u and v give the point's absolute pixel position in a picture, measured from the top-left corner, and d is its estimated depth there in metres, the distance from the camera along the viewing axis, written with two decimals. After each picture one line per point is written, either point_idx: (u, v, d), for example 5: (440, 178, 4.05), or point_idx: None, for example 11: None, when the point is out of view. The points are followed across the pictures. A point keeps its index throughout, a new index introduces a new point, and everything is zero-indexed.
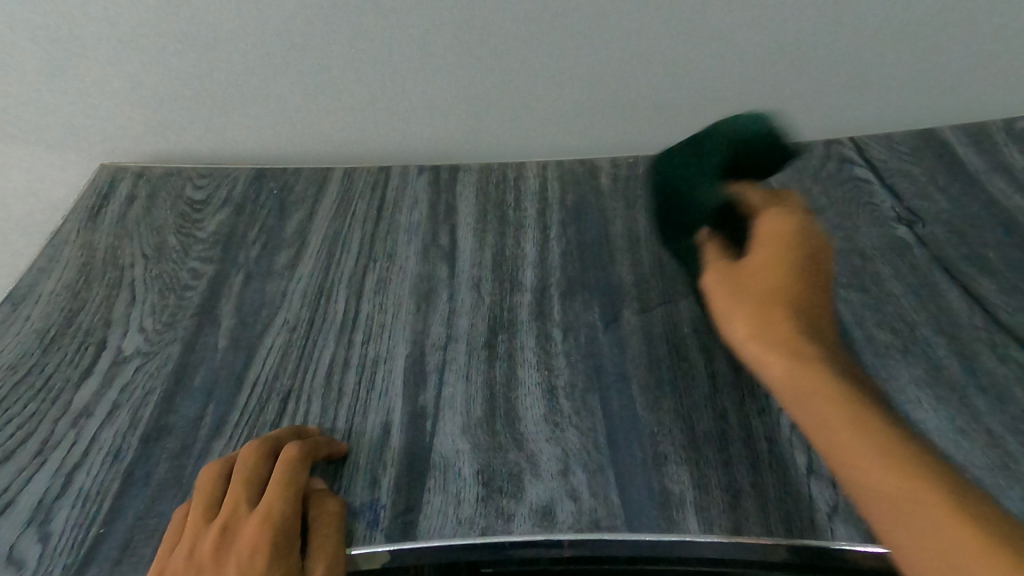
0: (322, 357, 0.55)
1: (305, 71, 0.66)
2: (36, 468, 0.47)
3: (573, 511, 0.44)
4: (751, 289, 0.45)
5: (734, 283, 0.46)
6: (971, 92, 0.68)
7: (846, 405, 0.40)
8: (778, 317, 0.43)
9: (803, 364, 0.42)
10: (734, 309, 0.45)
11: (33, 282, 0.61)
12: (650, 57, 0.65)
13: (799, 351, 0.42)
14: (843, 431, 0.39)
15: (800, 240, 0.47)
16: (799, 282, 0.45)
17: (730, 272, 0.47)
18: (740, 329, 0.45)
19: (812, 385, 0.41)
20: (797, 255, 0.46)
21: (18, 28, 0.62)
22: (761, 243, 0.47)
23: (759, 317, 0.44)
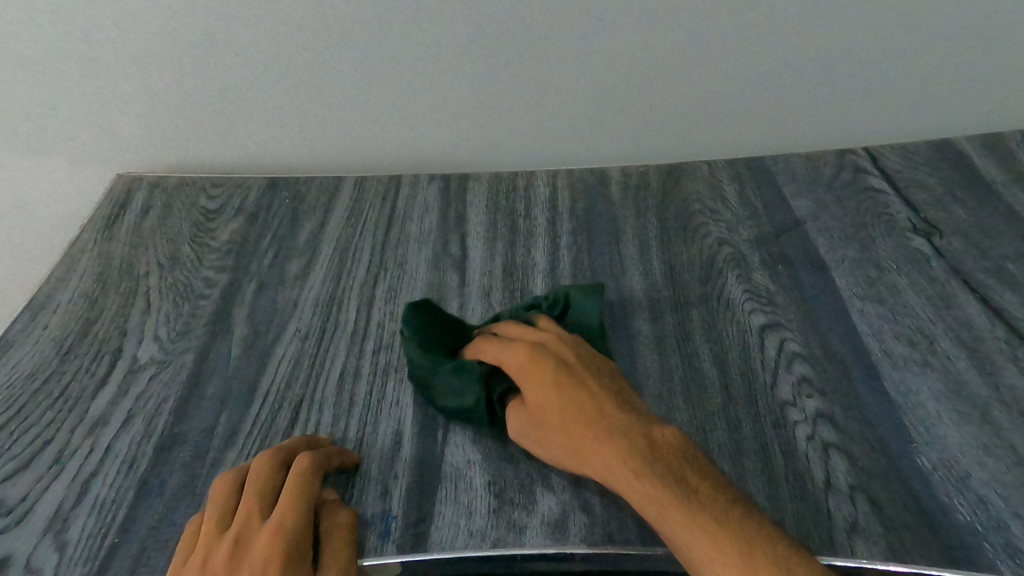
0: (334, 366, 0.55)
1: (320, 82, 0.66)
2: (53, 477, 0.48)
3: (585, 524, 0.44)
4: (542, 418, 0.46)
5: (530, 421, 0.47)
6: (988, 101, 0.67)
7: (669, 501, 0.40)
8: (577, 434, 0.45)
9: (618, 472, 0.42)
10: (543, 447, 0.46)
11: (51, 290, 0.62)
12: (662, 67, 0.65)
13: (611, 461, 0.43)
14: (675, 534, 0.40)
15: (542, 350, 0.48)
16: (572, 387, 0.46)
17: (525, 415, 0.47)
18: (562, 460, 0.45)
19: (633, 492, 0.42)
20: (550, 366, 0.47)
21: (36, 37, 0.63)
22: (519, 375, 0.48)
23: (564, 442, 0.45)
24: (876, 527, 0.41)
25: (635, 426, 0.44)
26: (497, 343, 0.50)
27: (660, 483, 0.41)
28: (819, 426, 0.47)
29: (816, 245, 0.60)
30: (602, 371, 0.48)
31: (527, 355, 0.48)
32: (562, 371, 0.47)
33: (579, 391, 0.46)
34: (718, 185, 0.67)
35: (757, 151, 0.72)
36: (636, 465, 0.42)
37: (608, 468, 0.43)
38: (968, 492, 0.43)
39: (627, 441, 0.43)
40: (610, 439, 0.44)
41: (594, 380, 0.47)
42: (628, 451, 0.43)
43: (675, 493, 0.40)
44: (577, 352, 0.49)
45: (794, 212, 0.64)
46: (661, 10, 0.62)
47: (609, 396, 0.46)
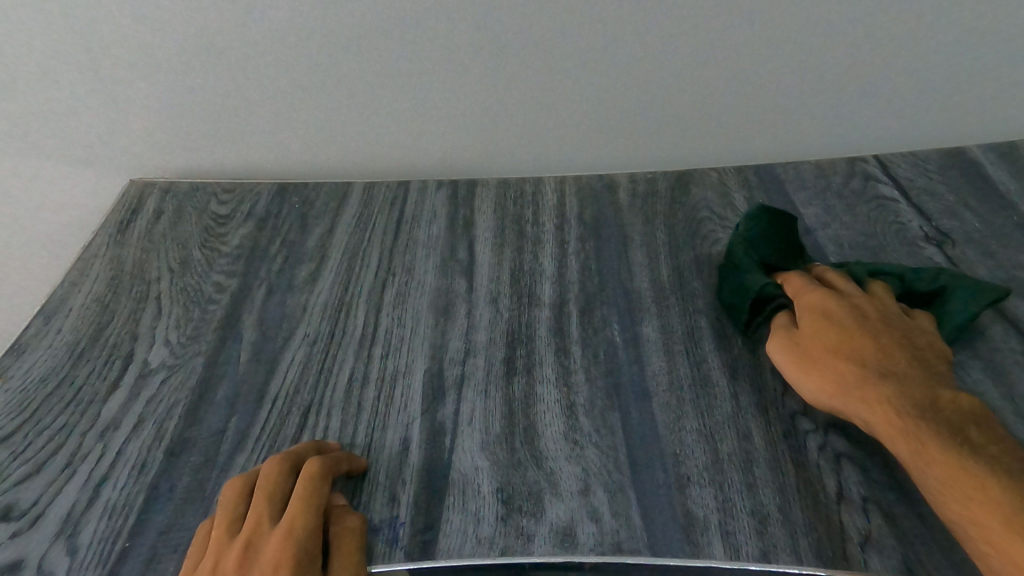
0: (343, 371, 0.55)
1: (331, 90, 0.67)
2: (64, 480, 0.48)
3: (594, 533, 0.44)
4: (811, 349, 0.48)
5: (794, 348, 0.49)
6: (1001, 108, 0.67)
7: (933, 442, 0.41)
8: (846, 371, 0.46)
9: (880, 409, 0.43)
10: (801, 375, 0.48)
11: (64, 294, 0.63)
12: (671, 75, 0.66)
13: (875, 396, 0.44)
14: (932, 471, 0.40)
15: (841, 301, 0.50)
16: (857, 330, 0.47)
17: (793, 345, 0.49)
18: (816, 391, 0.47)
19: (894, 428, 0.42)
20: (846, 313, 0.49)
21: (46, 41, 0.63)
22: (806, 308, 0.51)
23: (827, 375, 0.46)
24: (891, 541, 0.41)
25: (918, 378, 0.44)
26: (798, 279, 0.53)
27: (931, 426, 0.41)
28: (831, 436, 0.47)
29: (826, 253, 0.60)
30: (900, 325, 0.48)
31: (825, 296, 0.50)
32: (853, 317, 0.48)
33: (866, 336, 0.47)
34: (727, 192, 0.67)
35: (766, 159, 0.72)
36: (907, 407, 0.43)
37: (868, 403, 0.44)
38: None
39: (904, 386, 0.44)
40: (883, 379, 0.45)
41: (886, 331, 0.47)
42: (899, 393, 0.43)
43: (948, 439, 0.41)
44: (881, 312, 0.49)
45: (804, 220, 0.63)
46: (669, 13, 0.62)
47: (899, 346, 0.46)
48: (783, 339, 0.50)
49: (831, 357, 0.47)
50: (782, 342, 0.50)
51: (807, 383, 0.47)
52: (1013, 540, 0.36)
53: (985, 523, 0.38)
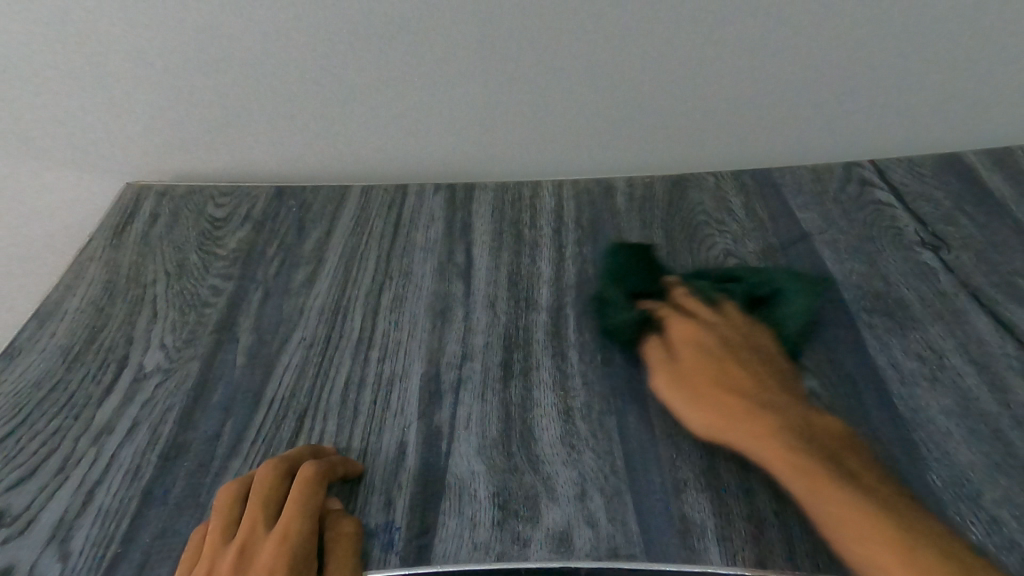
0: (339, 374, 0.55)
1: (329, 94, 0.67)
2: (59, 485, 0.48)
3: (591, 538, 0.43)
4: (695, 384, 0.50)
5: (679, 384, 0.51)
6: (997, 113, 0.67)
7: (818, 474, 0.43)
8: (731, 405, 0.48)
9: (768, 442, 0.46)
10: (692, 412, 0.49)
11: (60, 297, 0.63)
12: (668, 79, 0.66)
13: (762, 429, 0.46)
14: (824, 505, 0.42)
15: (711, 330, 0.53)
16: (731, 364, 0.51)
17: (676, 376, 0.51)
18: (701, 422, 0.48)
19: (783, 462, 0.45)
20: (715, 341, 0.52)
21: (43, 41, 0.63)
22: (684, 344, 0.53)
23: (715, 410, 0.48)
24: None
25: (793, 408, 0.48)
26: (667, 313, 0.55)
27: (814, 458, 0.44)
28: None
29: (823, 257, 0.60)
30: (766, 354, 0.52)
31: (698, 326, 0.54)
32: (726, 350, 0.52)
33: (738, 366, 0.51)
34: (724, 196, 0.68)
35: (763, 163, 0.72)
36: (789, 439, 0.45)
37: (750, 433, 0.46)
38: (981, 512, 0.42)
39: (784, 418, 0.47)
40: (764, 412, 0.47)
41: (754, 362, 0.51)
42: (781, 425, 0.46)
43: (829, 469, 0.44)
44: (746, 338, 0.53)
45: (801, 225, 0.64)
46: (666, 15, 0.62)
47: (768, 378, 0.50)
48: (661, 370, 0.52)
49: (710, 387, 0.50)
50: (660, 373, 0.52)
51: (693, 415, 0.49)
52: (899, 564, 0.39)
53: (873, 552, 0.40)
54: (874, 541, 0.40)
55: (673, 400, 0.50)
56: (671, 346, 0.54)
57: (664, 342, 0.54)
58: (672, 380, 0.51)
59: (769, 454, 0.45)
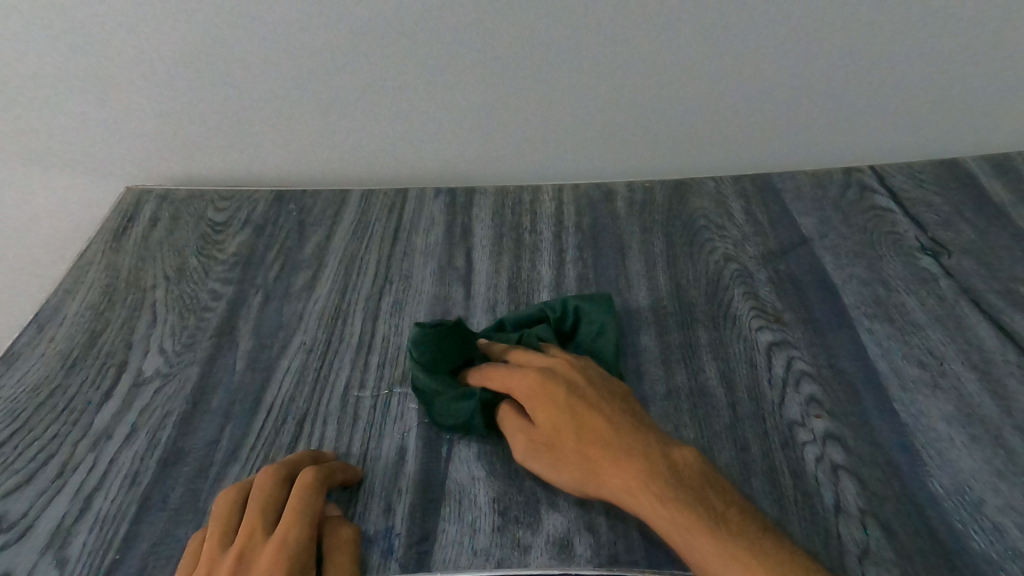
0: (339, 379, 0.55)
1: (330, 99, 0.67)
2: (56, 491, 0.48)
3: (591, 544, 0.43)
4: (553, 443, 0.45)
5: (537, 445, 0.45)
6: (996, 120, 0.67)
7: (699, 528, 0.39)
8: (596, 460, 0.43)
9: (644, 499, 0.41)
10: (560, 474, 0.44)
11: (59, 302, 0.62)
12: (668, 85, 0.66)
13: (633, 485, 0.41)
14: (715, 564, 0.38)
15: (553, 375, 0.47)
16: (585, 412, 0.45)
17: (532, 440, 0.46)
18: (577, 481, 0.44)
19: (660, 518, 0.40)
20: (556, 390, 0.46)
21: (44, 44, 0.63)
22: (529, 400, 0.46)
23: (580, 465, 0.44)
24: (890, 553, 0.41)
25: (662, 451, 0.42)
26: (502, 368, 0.48)
27: (690, 507, 0.40)
28: (829, 447, 0.47)
29: (823, 263, 0.60)
30: (617, 393, 0.47)
31: (532, 378, 0.47)
32: (575, 396, 0.46)
33: (593, 415, 0.45)
34: (724, 201, 0.68)
35: (762, 168, 0.72)
36: (659, 489, 0.41)
37: (625, 489, 0.42)
38: (983, 519, 0.42)
39: (650, 466, 0.42)
40: (628, 464, 0.42)
41: (609, 403, 0.46)
42: (650, 476, 0.41)
43: (708, 520, 0.39)
44: (587, 377, 0.47)
45: (801, 230, 0.64)
46: (668, 19, 0.62)
47: (629, 421, 0.44)
48: (518, 438, 0.46)
49: (573, 444, 0.44)
50: (518, 441, 0.46)
51: (566, 478, 0.44)
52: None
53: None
54: None
55: (541, 469, 0.45)
56: (518, 405, 0.48)
57: (511, 401, 0.48)
58: (533, 453, 0.46)
59: (650, 512, 0.41)
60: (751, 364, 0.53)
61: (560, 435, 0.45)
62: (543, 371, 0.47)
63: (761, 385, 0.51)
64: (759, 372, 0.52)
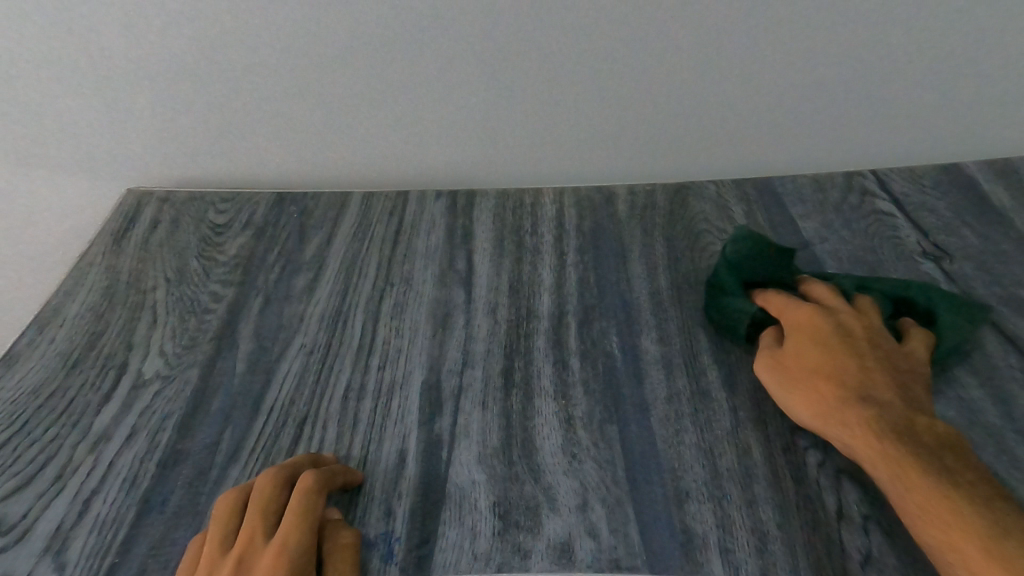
0: (339, 382, 0.55)
1: (332, 102, 0.67)
2: (54, 494, 0.47)
3: (592, 549, 0.43)
4: (795, 368, 0.48)
5: (780, 366, 0.49)
6: (997, 125, 0.67)
7: (916, 470, 0.40)
8: (826, 391, 0.46)
9: (856, 430, 0.43)
10: (789, 392, 0.47)
11: (59, 304, 0.62)
12: (669, 89, 0.66)
13: (851, 417, 0.44)
14: (916, 501, 0.39)
15: (824, 316, 0.50)
16: (842, 353, 0.47)
17: (777, 362, 0.49)
18: (797, 407, 0.47)
19: (870, 449, 0.42)
20: (830, 328, 0.49)
21: (42, 45, 0.63)
22: (793, 327, 0.51)
23: (808, 395, 0.46)
24: (891, 560, 0.41)
25: (897, 400, 0.44)
26: (785, 297, 0.52)
27: (908, 447, 0.41)
28: (830, 452, 0.46)
29: (825, 267, 0.60)
30: (892, 349, 0.48)
31: (804, 312, 0.50)
32: (844, 339, 0.48)
33: (847, 355, 0.47)
34: (725, 205, 0.68)
35: (764, 172, 0.72)
36: (882, 427, 0.42)
37: (846, 420, 0.44)
38: None
39: (889, 412, 0.43)
40: (863, 400, 0.44)
41: (875, 353, 0.47)
42: (874, 413, 0.43)
43: (933, 469, 0.40)
44: (863, 328, 0.49)
45: (802, 234, 0.64)
46: (668, 20, 0.62)
47: (878, 367, 0.46)
48: (768, 354, 0.50)
49: (810, 374, 0.47)
50: (768, 356, 0.50)
51: (791, 403, 0.47)
52: (985, 561, 0.36)
53: (956, 544, 0.37)
54: (968, 541, 0.37)
55: (776, 387, 0.48)
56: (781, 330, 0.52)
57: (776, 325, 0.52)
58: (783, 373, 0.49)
59: (861, 443, 0.43)
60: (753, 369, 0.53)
61: (818, 366, 0.47)
62: (819, 309, 0.51)
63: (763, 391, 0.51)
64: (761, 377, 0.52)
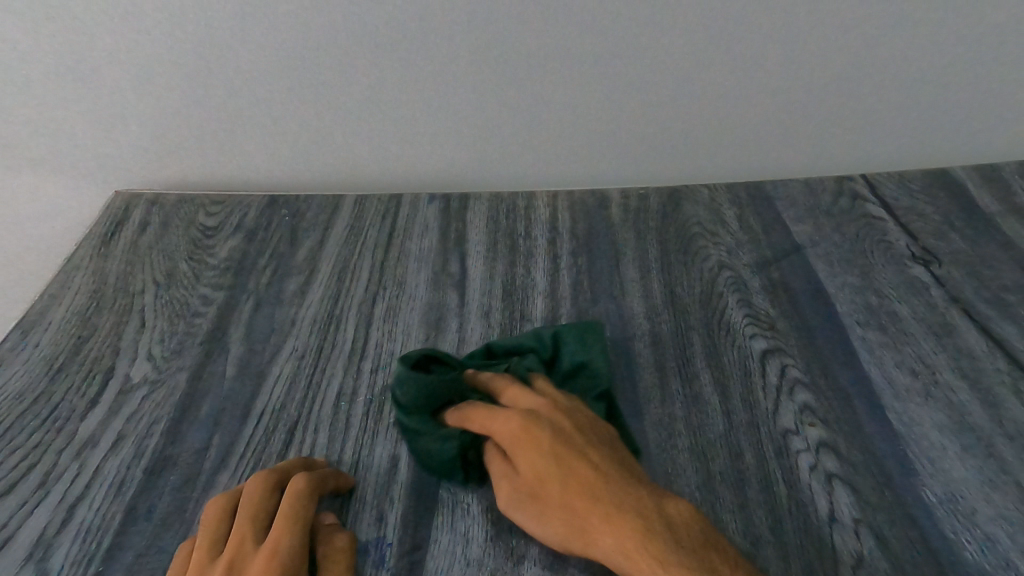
0: (331, 386, 0.54)
1: (326, 105, 0.67)
2: (37, 502, 0.47)
3: (584, 554, 0.43)
4: (539, 495, 0.43)
5: (525, 497, 0.43)
6: (986, 132, 0.68)
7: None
8: (579, 512, 0.41)
9: (627, 555, 0.39)
10: (546, 523, 0.42)
11: (45, 307, 0.61)
12: (663, 94, 0.67)
13: (615, 539, 0.39)
14: None
15: (534, 421, 0.45)
16: (570, 459, 0.43)
17: (521, 493, 0.43)
18: (563, 539, 0.41)
19: (648, 575, 0.38)
20: (544, 435, 0.44)
21: (28, 41, 0.62)
22: (512, 448, 0.44)
23: (565, 522, 0.41)
24: (884, 564, 0.41)
25: (646, 499, 0.41)
26: (487, 410, 0.46)
27: (678, 558, 0.38)
28: (822, 456, 0.47)
29: (817, 271, 0.61)
30: (603, 435, 0.45)
31: (516, 426, 0.45)
32: (560, 443, 0.43)
33: (579, 465, 0.42)
34: (718, 208, 0.68)
35: (756, 177, 0.73)
36: (644, 542, 0.39)
37: (613, 544, 0.39)
38: (976, 529, 0.42)
39: (639, 515, 0.40)
40: (615, 515, 0.40)
41: (596, 447, 0.44)
42: (631, 530, 0.39)
43: (697, 571, 0.37)
44: (573, 422, 0.45)
45: (793, 237, 0.64)
46: (664, 20, 0.62)
47: (613, 469, 0.42)
48: (504, 489, 0.44)
49: (556, 499, 0.42)
50: (506, 492, 0.44)
51: (556, 539, 0.41)
52: None
53: None
54: None
55: (532, 525, 0.42)
56: (501, 455, 0.45)
57: (494, 444, 0.46)
58: (526, 506, 0.43)
59: (639, 567, 0.38)
60: (744, 373, 0.53)
61: (552, 486, 0.42)
62: (525, 417, 0.45)
63: (753, 395, 0.51)
64: (751, 384, 0.52)
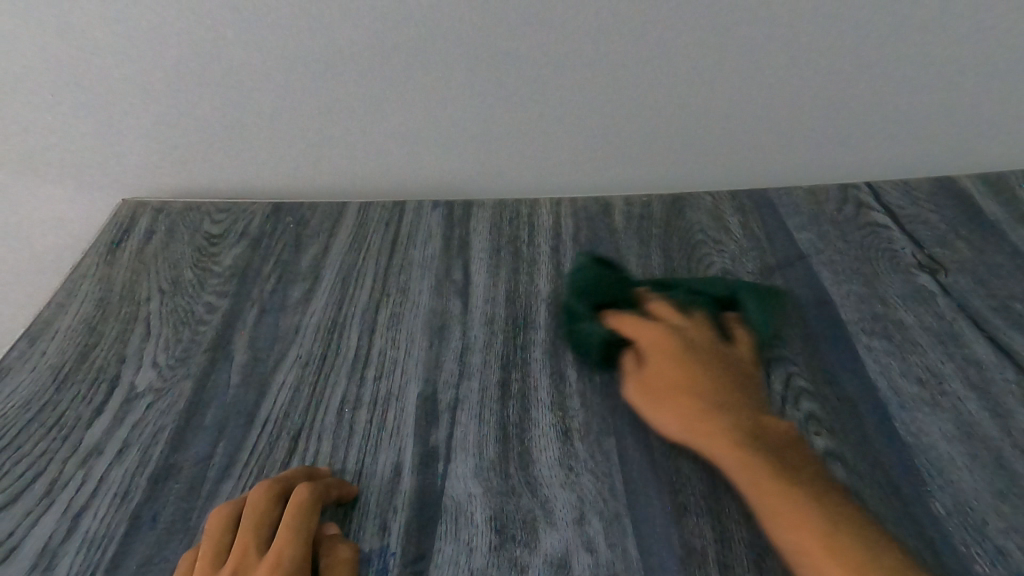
0: (334, 394, 0.54)
1: (331, 114, 0.68)
2: (42, 511, 0.47)
3: (589, 564, 0.42)
4: (661, 388, 0.51)
5: (648, 390, 0.51)
6: (990, 139, 0.68)
7: (766, 473, 0.44)
8: (690, 406, 0.49)
9: (719, 441, 0.47)
10: (658, 411, 0.50)
11: (51, 315, 0.62)
12: (666, 102, 0.67)
13: (714, 428, 0.47)
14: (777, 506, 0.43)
15: (675, 334, 0.53)
16: (695, 366, 0.51)
17: (646, 385, 0.52)
18: (667, 426, 0.49)
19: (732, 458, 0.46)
20: (679, 345, 0.52)
21: (37, 52, 0.62)
22: (650, 349, 0.53)
23: (675, 411, 0.49)
24: None
25: (747, 407, 0.49)
26: (635, 318, 0.55)
27: (761, 452, 0.46)
28: (828, 466, 0.46)
29: (821, 278, 0.60)
30: (725, 355, 0.53)
31: (658, 334, 0.53)
32: (689, 353, 0.52)
33: (703, 370, 0.51)
34: (722, 216, 0.68)
35: (759, 183, 0.73)
36: (738, 435, 0.47)
37: (710, 433, 0.47)
38: (985, 541, 0.42)
39: (738, 417, 0.48)
40: (721, 411, 0.48)
41: (715, 366, 0.51)
42: (732, 424, 0.47)
43: (774, 463, 0.45)
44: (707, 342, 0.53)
45: (798, 245, 0.64)
46: (667, 30, 0.62)
47: (724, 379, 0.50)
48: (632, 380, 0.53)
49: (673, 393, 0.50)
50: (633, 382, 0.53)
51: (659, 426, 0.49)
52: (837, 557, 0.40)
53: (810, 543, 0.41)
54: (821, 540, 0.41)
55: (648, 411, 0.50)
56: (636, 353, 0.54)
57: (631, 347, 0.54)
58: (647, 398, 0.51)
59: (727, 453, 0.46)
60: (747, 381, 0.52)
61: (675, 383, 0.50)
62: (669, 329, 0.53)
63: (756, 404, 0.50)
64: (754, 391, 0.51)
